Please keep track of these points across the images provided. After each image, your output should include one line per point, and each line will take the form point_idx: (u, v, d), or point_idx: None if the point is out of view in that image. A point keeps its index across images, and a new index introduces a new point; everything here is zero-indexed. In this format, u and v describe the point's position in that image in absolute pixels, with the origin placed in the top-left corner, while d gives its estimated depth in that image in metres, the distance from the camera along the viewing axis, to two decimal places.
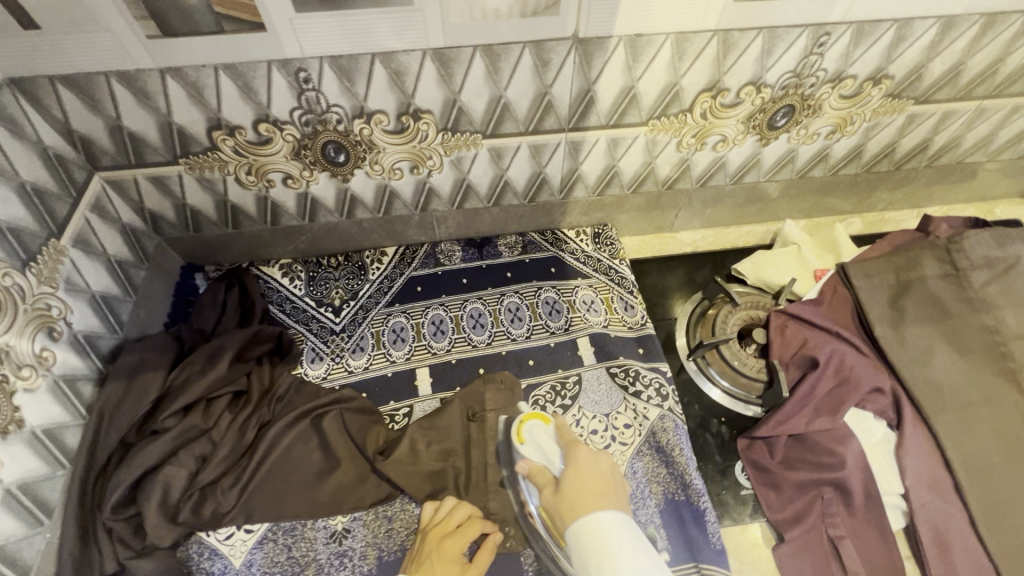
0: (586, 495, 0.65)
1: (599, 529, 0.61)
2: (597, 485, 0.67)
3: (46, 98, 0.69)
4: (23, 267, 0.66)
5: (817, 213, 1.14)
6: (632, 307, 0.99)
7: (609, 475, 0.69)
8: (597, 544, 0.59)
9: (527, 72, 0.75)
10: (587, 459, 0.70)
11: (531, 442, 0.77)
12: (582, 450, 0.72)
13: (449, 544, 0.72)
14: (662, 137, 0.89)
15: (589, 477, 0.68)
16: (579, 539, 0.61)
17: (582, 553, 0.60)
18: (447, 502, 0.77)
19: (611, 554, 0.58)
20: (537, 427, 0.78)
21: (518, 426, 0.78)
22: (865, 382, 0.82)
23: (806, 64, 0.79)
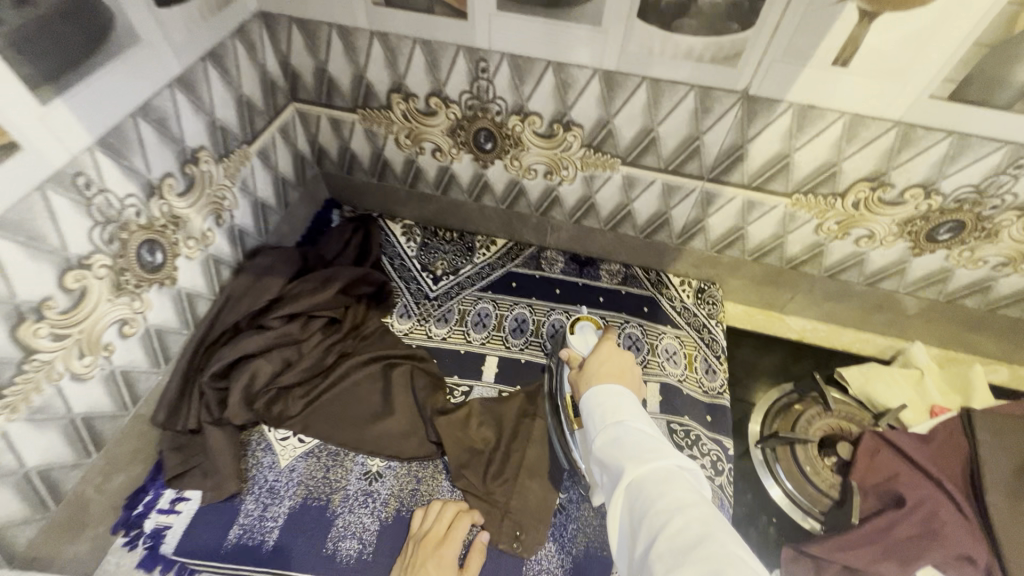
0: (603, 376, 0.66)
1: (610, 393, 0.61)
2: (614, 371, 0.66)
3: (281, 32, 0.83)
4: (218, 159, 0.79)
5: (956, 347, 1.01)
6: (714, 372, 0.95)
7: (632, 369, 0.67)
8: (609, 399, 0.61)
9: (685, 113, 0.76)
10: (610, 351, 0.70)
11: (580, 334, 0.83)
12: (608, 343, 0.72)
13: (443, 549, 0.73)
14: (802, 214, 0.85)
15: (609, 364, 0.67)
16: (590, 400, 0.62)
17: (591, 408, 0.61)
18: (434, 507, 0.78)
19: (621, 410, 0.59)
20: (588, 325, 0.85)
21: (572, 323, 0.87)
22: (953, 543, 0.71)
23: (994, 182, 0.72)
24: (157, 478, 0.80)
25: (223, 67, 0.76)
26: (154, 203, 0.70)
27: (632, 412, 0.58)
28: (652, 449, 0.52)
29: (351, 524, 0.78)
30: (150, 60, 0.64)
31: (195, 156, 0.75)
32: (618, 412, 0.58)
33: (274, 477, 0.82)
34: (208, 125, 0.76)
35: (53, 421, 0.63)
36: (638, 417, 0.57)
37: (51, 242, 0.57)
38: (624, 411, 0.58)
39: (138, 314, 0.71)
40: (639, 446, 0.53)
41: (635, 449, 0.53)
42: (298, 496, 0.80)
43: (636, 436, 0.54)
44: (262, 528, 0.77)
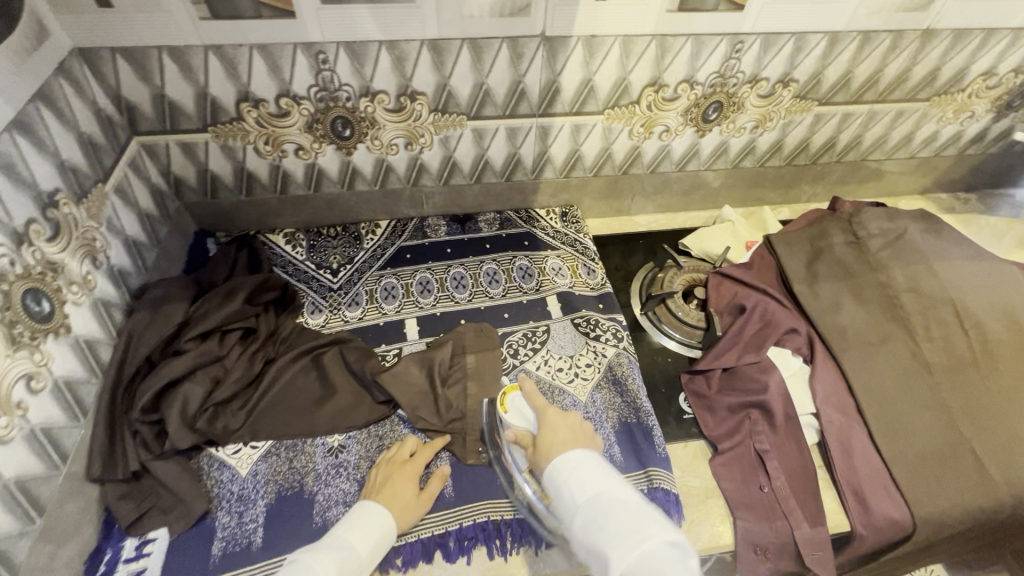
0: (558, 445, 0.77)
1: (582, 469, 0.72)
2: (566, 434, 0.79)
3: (105, 66, 0.83)
4: (77, 201, 0.78)
5: (751, 201, 1.33)
6: (594, 271, 1.15)
7: (579, 427, 0.81)
8: (581, 485, 0.70)
9: (504, 63, 0.93)
10: (555, 417, 0.82)
11: (514, 410, 0.87)
12: (551, 411, 0.83)
13: (404, 471, 0.83)
14: (616, 125, 1.07)
15: (558, 430, 0.79)
16: (556, 477, 0.73)
17: (568, 488, 0.71)
18: (393, 445, 0.88)
19: (600, 489, 0.69)
20: (517, 395, 0.88)
21: (501, 398, 0.89)
22: (782, 323, 0.99)
23: (727, 66, 1.00)
24: (112, 533, 0.77)
25: (56, 107, 0.75)
26: (26, 251, 0.68)
27: (611, 489, 0.69)
28: (638, 530, 0.63)
29: (333, 493, 0.83)
30: None
31: (53, 199, 0.73)
32: (596, 491, 0.69)
33: (240, 486, 0.83)
34: (56, 167, 0.74)
35: None
36: (618, 496, 0.68)
37: None
38: (600, 492, 0.69)
39: (41, 366, 0.69)
40: (625, 529, 0.63)
41: (621, 534, 0.63)
42: (270, 492, 0.83)
43: (620, 518, 0.65)
44: (246, 531, 0.79)
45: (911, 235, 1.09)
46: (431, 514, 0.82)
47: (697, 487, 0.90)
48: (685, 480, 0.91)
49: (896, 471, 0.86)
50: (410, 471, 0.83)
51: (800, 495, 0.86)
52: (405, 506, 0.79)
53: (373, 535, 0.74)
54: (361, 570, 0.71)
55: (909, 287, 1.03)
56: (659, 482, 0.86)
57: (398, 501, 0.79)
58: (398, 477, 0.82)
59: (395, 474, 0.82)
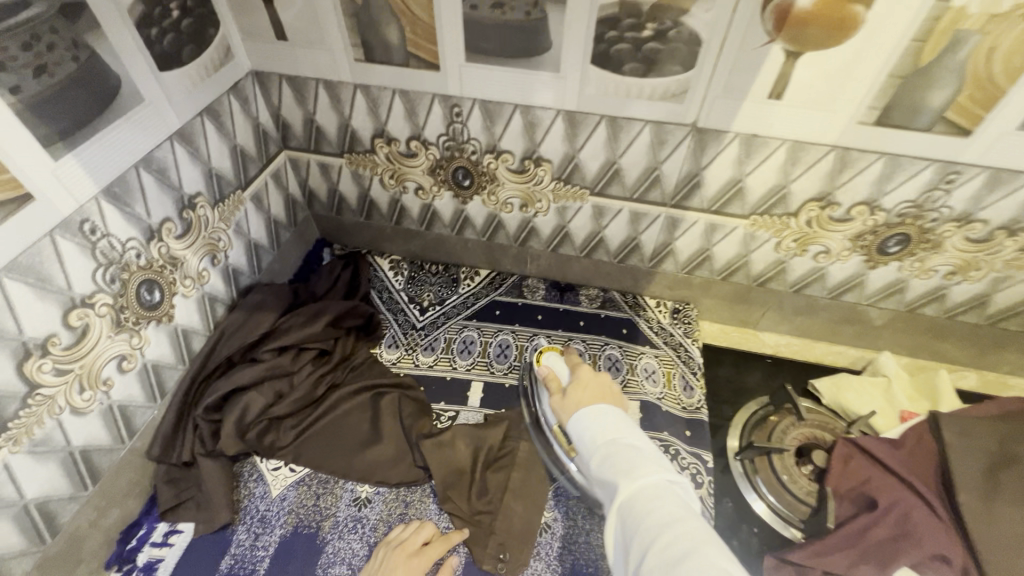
0: (589, 399, 0.69)
1: (599, 411, 0.65)
2: (599, 393, 0.70)
3: (272, 88, 0.91)
4: (213, 204, 0.85)
5: (923, 355, 1.05)
6: (692, 389, 0.99)
7: (609, 390, 0.72)
8: (598, 423, 0.63)
9: (643, 146, 0.83)
10: (591, 376, 0.74)
11: (550, 365, 0.82)
12: (585, 369, 0.76)
13: (413, 562, 0.75)
14: (761, 234, 0.91)
15: (592, 386, 0.71)
16: (579, 419, 0.65)
17: (581, 424, 0.65)
18: (409, 525, 0.81)
19: (611, 425, 0.63)
20: (553, 354, 0.84)
21: (539, 357, 0.86)
22: (928, 544, 0.72)
23: (929, 197, 0.78)
24: (151, 511, 0.82)
25: (220, 120, 0.83)
26: (154, 246, 0.75)
27: (620, 428, 0.62)
28: (643, 463, 0.57)
29: (341, 550, 0.80)
30: (151, 116, 0.70)
31: (192, 201, 0.81)
32: (606, 428, 0.62)
33: (266, 507, 0.84)
34: (204, 173, 0.82)
35: (53, 454, 0.66)
36: (627, 433, 0.61)
37: (58, 282, 0.62)
38: (611, 429, 0.62)
39: (135, 349, 0.75)
40: (630, 460, 0.57)
41: (625, 465, 0.57)
42: (288, 524, 0.82)
43: (627, 451, 0.59)
44: (253, 557, 0.79)
45: None
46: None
47: None
48: None
49: None
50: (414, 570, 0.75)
51: None
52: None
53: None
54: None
55: None
56: None
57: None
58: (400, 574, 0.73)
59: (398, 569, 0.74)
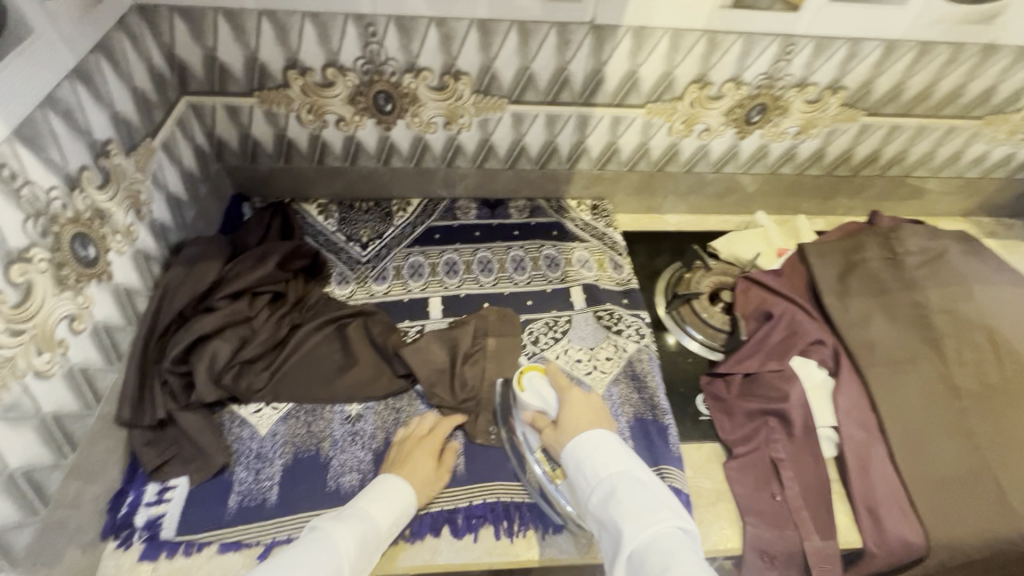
0: (582, 424, 0.74)
1: (598, 442, 0.70)
2: (591, 417, 0.75)
3: (162, 24, 0.85)
4: (126, 152, 0.80)
5: (786, 210, 1.31)
6: (621, 266, 1.14)
7: (599, 408, 0.77)
8: (599, 458, 0.68)
9: (551, 48, 0.92)
10: (579, 398, 0.78)
11: (531, 389, 0.83)
12: (574, 393, 0.79)
13: (426, 443, 0.85)
14: (656, 121, 1.06)
15: (580, 409, 0.76)
16: (577, 451, 0.70)
17: (583, 457, 0.69)
18: (414, 416, 0.90)
19: (616, 461, 0.68)
20: (535, 375, 0.85)
21: (518, 376, 0.86)
22: (809, 334, 0.98)
23: (777, 68, 0.98)
24: (135, 477, 0.80)
25: (114, 60, 0.78)
26: (77, 196, 0.70)
27: (627, 464, 0.67)
28: (654, 512, 0.61)
29: (347, 460, 0.85)
30: (46, 50, 0.65)
31: (106, 148, 0.76)
32: (612, 464, 0.68)
33: (259, 445, 0.86)
34: (110, 117, 0.77)
35: (27, 421, 0.62)
36: (634, 471, 0.67)
37: None
38: (616, 465, 0.68)
39: (83, 308, 0.71)
40: (642, 508, 0.62)
41: (636, 512, 0.62)
42: (288, 453, 0.85)
43: (636, 496, 0.64)
44: (261, 488, 0.81)
45: (950, 256, 1.07)
46: (445, 491, 0.84)
47: (708, 488, 0.90)
48: (696, 480, 0.91)
49: (914, 492, 0.84)
50: (429, 448, 0.84)
51: (812, 508, 0.85)
52: (424, 483, 0.80)
53: (394, 510, 0.76)
54: (380, 541, 0.73)
55: (944, 308, 1.01)
56: (669, 480, 0.86)
57: (417, 477, 0.80)
58: (420, 454, 0.83)
59: (416, 450, 0.84)
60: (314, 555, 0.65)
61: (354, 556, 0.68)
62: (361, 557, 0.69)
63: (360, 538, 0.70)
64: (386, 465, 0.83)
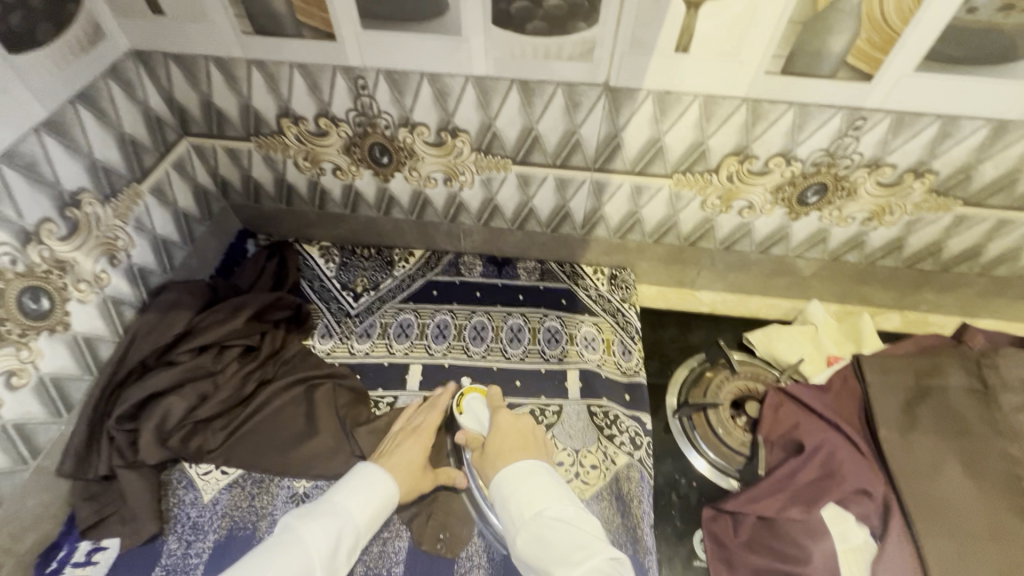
0: (507, 452, 0.75)
1: (524, 477, 0.70)
2: (518, 441, 0.77)
3: (159, 70, 0.83)
4: (104, 199, 0.79)
5: (851, 300, 1.09)
6: (631, 353, 0.99)
7: (528, 433, 0.79)
8: (525, 494, 0.68)
9: (558, 110, 0.81)
10: (508, 422, 0.80)
11: (470, 411, 0.86)
12: (506, 416, 0.82)
13: (417, 441, 0.83)
14: (686, 193, 0.91)
15: (510, 437, 0.78)
16: (501, 485, 0.71)
17: (507, 495, 0.69)
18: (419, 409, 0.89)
19: (538, 498, 0.68)
20: (475, 397, 0.88)
21: (460, 397, 0.88)
22: (850, 480, 0.78)
23: (840, 144, 0.79)
24: (71, 531, 0.78)
25: (99, 109, 0.76)
26: (32, 250, 0.69)
27: (550, 501, 0.67)
28: (580, 544, 0.61)
29: None
30: (7, 106, 0.64)
31: (76, 199, 0.74)
32: (535, 500, 0.67)
33: (197, 513, 0.81)
34: (87, 166, 0.76)
35: None
36: (556, 506, 0.66)
37: None
38: (539, 499, 0.67)
39: (26, 363, 0.69)
40: (568, 539, 0.62)
41: (562, 545, 0.61)
42: (223, 528, 0.80)
43: (563, 530, 0.63)
44: (188, 566, 0.76)
45: None
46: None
47: None
48: None
49: None
50: (422, 441, 0.83)
51: None
52: (407, 473, 0.80)
53: (371, 508, 0.74)
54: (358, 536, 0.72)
55: None
56: None
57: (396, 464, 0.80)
58: (408, 445, 0.82)
59: (404, 442, 0.83)
60: (283, 558, 0.65)
61: (327, 557, 0.68)
62: (338, 555, 0.69)
63: (334, 538, 0.69)
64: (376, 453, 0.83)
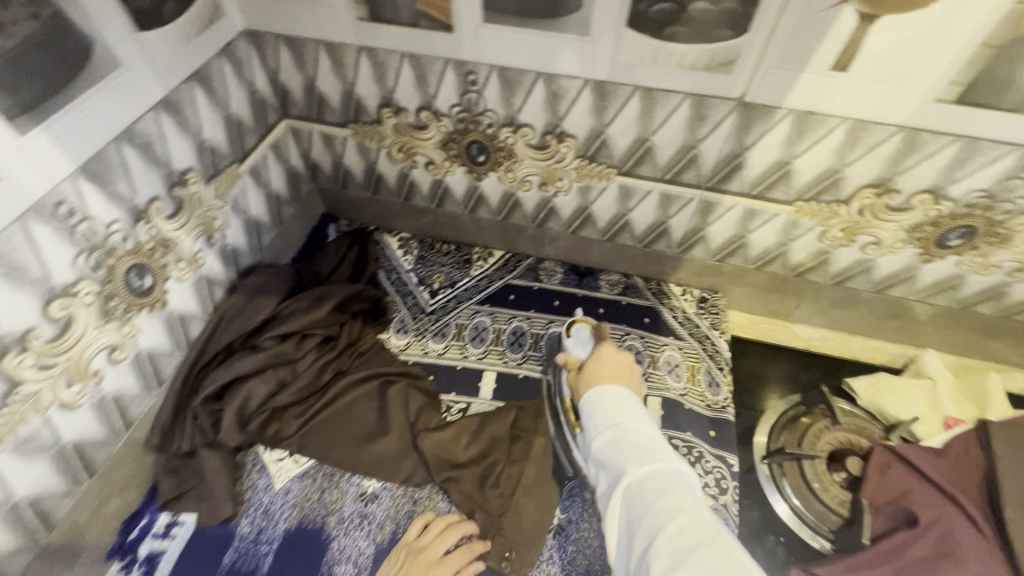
0: (600, 376, 0.70)
1: (611, 394, 0.65)
2: (613, 371, 0.70)
3: (269, 50, 0.82)
4: (207, 179, 0.79)
5: (971, 354, 0.97)
6: (718, 385, 0.92)
7: (630, 369, 0.71)
8: (610, 405, 0.63)
9: (680, 121, 0.74)
10: (611, 351, 0.74)
11: (576, 337, 0.84)
12: (607, 344, 0.76)
13: (432, 570, 0.71)
14: (805, 222, 0.82)
15: (608, 363, 0.72)
16: (589, 401, 0.66)
17: (594, 409, 0.65)
18: (434, 525, 0.77)
19: (621, 412, 0.62)
20: (584, 327, 0.86)
21: (568, 326, 0.88)
22: (974, 566, 0.65)
23: (1006, 187, 0.69)
24: (152, 502, 0.79)
25: (210, 88, 0.75)
26: (142, 228, 0.69)
27: (633, 416, 0.62)
28: (653, 452, 0.56)
29: (347, 547, 0.77)
30: (134, 85, 0.63)
31: (183, 178, 0.74)
32: (618, 413, 0.62)
33: (269, 500, 0.81)
34: (195, 145, 0.75)
35: (42, 452, 0.62)
36: (639, 421, 0.61)
37: (34, 271, 0.57)
38: (623, 411, 0.62)
39: (127, 339, 0.70)
40: (638, 445, 0.57)
41: (635, 451, 0.57)
42: (293, 519, 0.79)
43: (638, 437, 0.58)
44: (257, 553, 0.76)
45: None
46: None
47: None
48: None
49: None
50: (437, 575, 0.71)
51: None
52: None
53: None
54: None
55: None
56: None
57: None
58: None
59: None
60: None
61: None
62: None
63: None
64: None
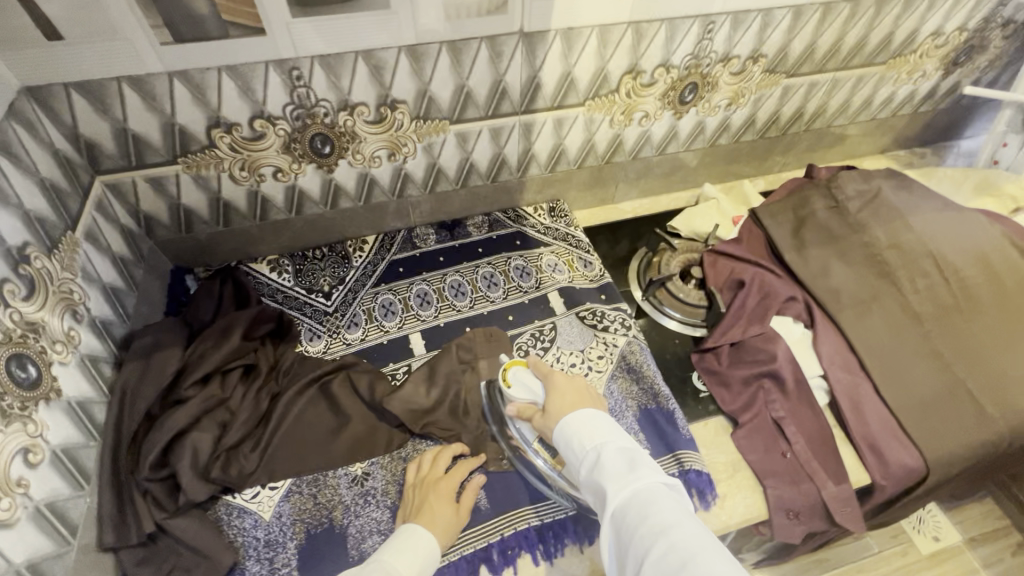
0: (567, 408, 0.75)
1: (585, 420, 0.72)
2: (575, 398, 0.77)
3: (59, 104, 0.76)
4: (48, 252, 0.72)
5: (729, 177, 1.36)
6: (590, 263, 1.14)
7: (585, 393, 0.79)
8: (586, 431, 0.71)
9: (484, 63, 0.91)
10: (563, 381, 0.80)
11: (518, 383, 0.84)
12: (557, 376, 0.81)
13: (442, 485, 0.81)
14: (597, 116, 1.07)
15: (566, 395, 0.78)
16: (564, 430, 0.72)
17: (571, 436, 0.71)
18: (427, 457, 0.86)
19: (600, 434, 0.69)
20: (519, 369, 0.86)
21: (504, 373, 0.86)
22: (781, 293, 1.02)
23: (701, 47, 1.01)
24: None
25: (13, 154, 0.69)
26: (3, 314, 0.62)
27: (613, 441, 0.68)
28: (636, 470, 0.64)
29: (365, 524, 0.80)
30: None
31: (24, 254, 0.67)
32: (597, 436, 0.69)
33: (266, 531, 0.79)
34: (22, 218, 0.68)
35: None
36: (620, 442, 0.69)
37: None
38: (601, 436, 0.69)
39: (36, 438, 0.63)
40: (621, 467, 0.65)
41: (619, 474, 0.64)
42: (299, 533, 0.79)
43: (621, 459, 0.66)
44: None
45: (885, 192, 1.14)
46: (470, 527, 0.80)
47: (725, 461, 0.91)
48: (711, 456, 0.92)
49: (904, 420, 0.90)
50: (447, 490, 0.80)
51: (819, 455, 0.89)
52: (446, 524, 0.76)
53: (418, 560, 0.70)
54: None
55: (891, 243, 1.07)
56: (689, 464, 0.87)
57: (439, 521, 0.76)
58: (437, 498, 0.79)
59: (432, 493, 0.80)
60: None
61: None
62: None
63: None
64: (407, 515, 0.78)
